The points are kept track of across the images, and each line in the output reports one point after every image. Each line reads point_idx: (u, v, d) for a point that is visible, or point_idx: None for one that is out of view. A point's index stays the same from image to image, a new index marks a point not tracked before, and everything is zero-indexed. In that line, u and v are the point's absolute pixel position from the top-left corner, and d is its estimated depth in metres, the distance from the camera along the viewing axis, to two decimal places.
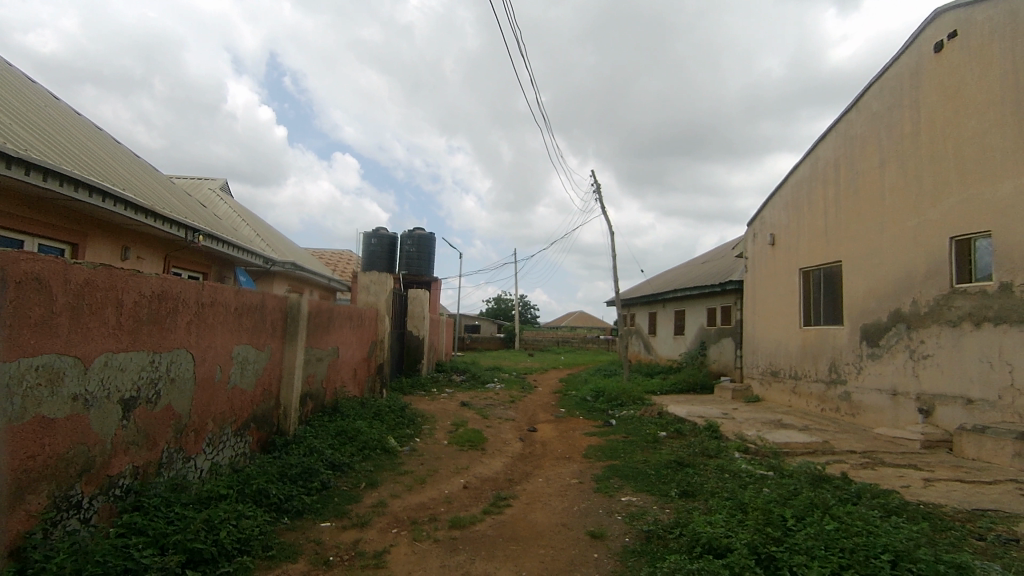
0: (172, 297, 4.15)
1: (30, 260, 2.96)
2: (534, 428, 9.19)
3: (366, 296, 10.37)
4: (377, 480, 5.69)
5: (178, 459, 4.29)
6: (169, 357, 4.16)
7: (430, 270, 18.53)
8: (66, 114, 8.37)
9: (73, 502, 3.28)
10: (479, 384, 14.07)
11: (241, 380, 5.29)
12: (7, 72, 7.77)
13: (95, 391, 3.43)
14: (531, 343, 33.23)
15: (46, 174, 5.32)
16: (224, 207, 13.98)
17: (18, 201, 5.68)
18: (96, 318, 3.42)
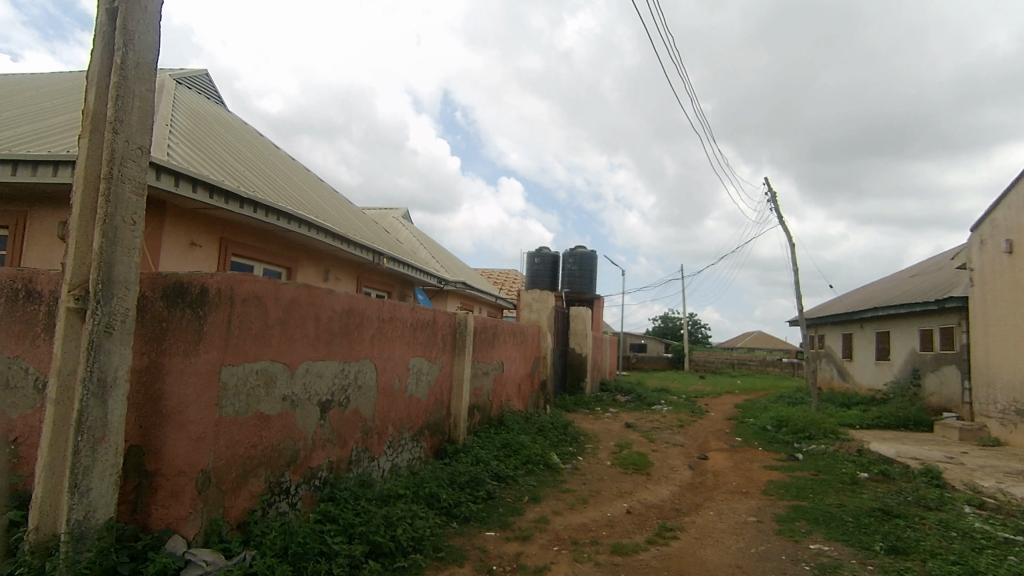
0: (359, 313, 4.67)
1: (254, 280, 3.56)
2: (706, 457, 8.53)
3: (529, 314, 10.64)
4: (539, 495, 5.73)
5: (365, 458, 4.77)
6: (356, 366, 4.67)
7: (593, 287, 18.48)
8: (284, 160, 10.07)
9: (282, 488, 3.81)
10: (644, 406, 13.55)
11: (416, 389, 5.74)
12: (244, 130, 9.59)
13: (300, 393, 3.98)
14: (702, 365, 31.11)
15: (268, 210, 6.41)
16: (406, 232, 15.57)
17: (249, 233, 6.96)
18: (300, 331, 3.97)
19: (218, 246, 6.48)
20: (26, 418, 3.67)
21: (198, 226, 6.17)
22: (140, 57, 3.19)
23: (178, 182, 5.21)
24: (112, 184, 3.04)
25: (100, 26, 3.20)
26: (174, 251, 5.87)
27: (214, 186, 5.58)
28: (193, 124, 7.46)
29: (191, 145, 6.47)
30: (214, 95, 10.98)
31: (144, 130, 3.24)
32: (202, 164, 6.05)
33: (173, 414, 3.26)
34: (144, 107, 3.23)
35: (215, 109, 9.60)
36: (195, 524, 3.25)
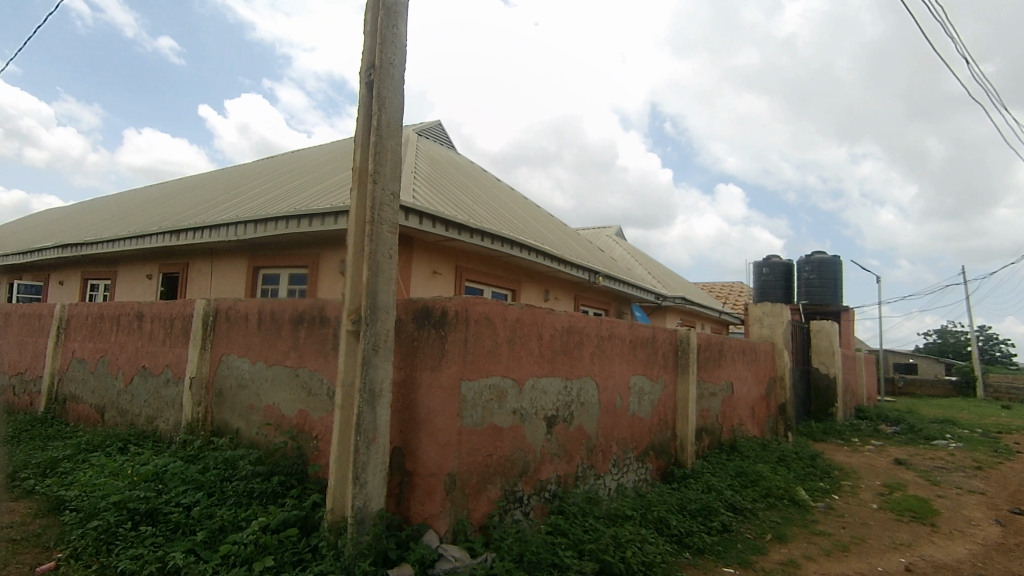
0: (578, 330, 4.76)
1: (484, 302, 3.87)
2: (1021, 511, 6.60)
3: (760, 329, 9.67)
4: (786, 535, 5.07)
5: (591, 475, 4.80)
6: (578, 384, 4.75)
7: (838, 298, 16.05)
8: (506, 191, 10.94)
9: (516, 497, 4.04)
10: (920, 439, 11.14)
11: (639, 408, 5.61)
12: (472, 169, 10.71)
13: (527, 407, 4.19)
14: (1005, 391, 24.45)
15: (494, 238, 7.00)
16: (620, 249, 15.58)
17: (479, 260, 7.69)
18: (525, 349, 4.20)
19: (455, 273, 7.29)
20: (322, 418, 4.55)
21: (439, 256, 7.03)
22: (391, 117, 3.78)
23: (422, 219, 6.01)
24: (374, 226, 3.63)
25: (362, 98, 3.87)
26: (421, 279, 6.78)
27: (449, 220, 6.31)
28: (432, 168, 8.59)
29: (431, 187, 7.44)
30: (447, 141, 12.53)
31: (397, 178, 3.80)
32: (440, 202, 6.90)
33: (424, 421, 3.71)
34: (395, 159, 3.81)
35: (448, 153, 10.93)
36: (445, 522, 3.62)
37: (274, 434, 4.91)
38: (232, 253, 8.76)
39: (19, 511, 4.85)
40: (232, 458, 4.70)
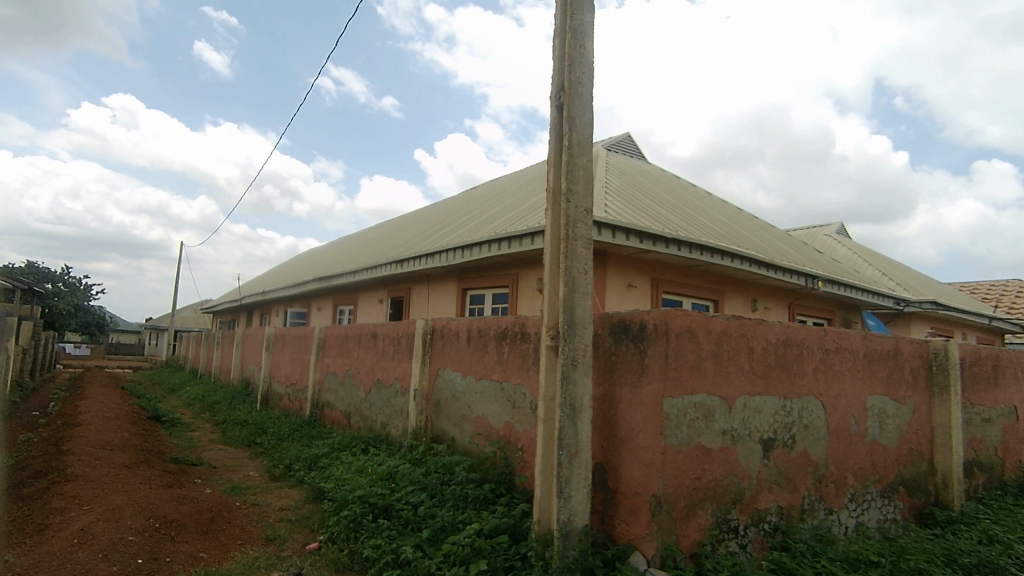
0: (796, 343, 4.21)
1: (685, 314, 3.65)
2: None
3: None
4: None
5: (821, 510, 4.18)
6: (800, 404, 4.19)
7: None
8: (702, 196, 10.34)
9: (731, 526, 3.68)
10: None
11: (881, 435, 4.74)
12: (664, 177, 10.36)
13: (739, 428, 3.81)
14: None
15: (692, 247, 6.62)
16: (843, 249, 13.59)
17: (676, 270, 7.35)
18: (734, 365, 3.84)
19: (651, 285, 7.07)
20: (526, 431, 4.74)
21: (634, 269, 6.89)
22: (582, 135, 3.82)
23: (614, 233, 5.97)
24: (569, 244, 3.69)
25: (553, 121, 4.00)
26: (616, 293, 6.71)
27: (643, 231, 6.16)
28: (622, 181, 8.52)
29: (622, 199, 7.37)
30: (636, 152, 12.35)
31: (589, 194, 3.82)
32: (632, 214, 6.78)
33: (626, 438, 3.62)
34: (587, 176, 3.83)
35: (638, 164, 10.75)
36: (652, 545, 3.45)
37: (484, 444, 5.25)
38: (444, 277, 9.74)
39: (294, 497, 5.96)
40: (449, 464, 5.15)
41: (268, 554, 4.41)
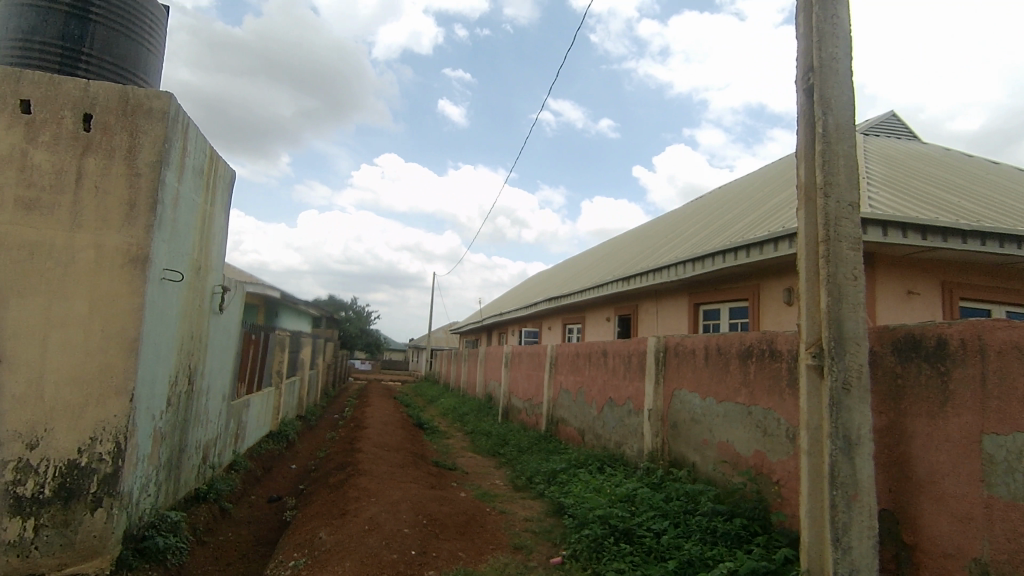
0: None
1: (1010, 324, 2.72)
2: None
3: None
4: None
5: None
6: None
7: None
8: (1011, 175, 8.10)
9: None
10: None
11: None
12: (949, 158, 8.42)
13: None
14: None
15: (1004, 239, 5.17)
16: None
17: (978, 271, 5.83)
18: None
19: (941, 290, 5.72)
20: (783, 462, 4.16)
21: (915, 272, 5.65)
22: (839, 119, 3.27)
23: (886, 230, 4.98)
24: (830, 245, 3.15)
25: (801, 108, 3.50)
26: (892, 302, 5.58)
27: (927, 225, 5.02)
28: (889, 168, 7.15)
29: (892, 190, 6.16)
30: (905, 132, 10.32)
31: (854, 186, 3.23)
32: (908, 206, 5.61)
33: (923, 479, 3.02)
34: (850, 165, 3.25)
35: (909, 146, 8.96)
36: None
37: (731, 473, 4.78)
38: (674, 292, 9.34)
39: (536, 508, 6.22)
40: (692, 492, 4.79)
41: (516, 561, 4.62)
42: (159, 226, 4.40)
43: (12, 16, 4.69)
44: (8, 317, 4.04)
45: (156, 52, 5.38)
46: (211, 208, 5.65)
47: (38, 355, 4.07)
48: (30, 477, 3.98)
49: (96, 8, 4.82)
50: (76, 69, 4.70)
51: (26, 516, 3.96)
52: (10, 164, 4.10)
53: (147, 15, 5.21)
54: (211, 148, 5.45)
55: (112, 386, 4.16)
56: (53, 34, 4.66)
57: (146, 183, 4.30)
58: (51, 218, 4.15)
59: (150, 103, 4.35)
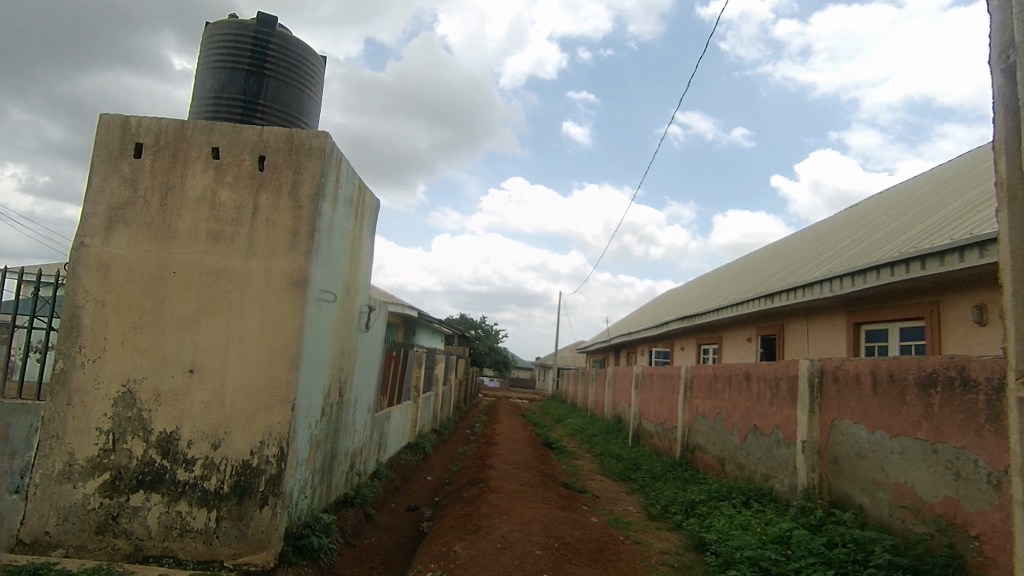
0: None
1: None
2: None
3: None
4: None
5: None
6: None
7: None
8: None
9: None
10: None
11: None
12: None
13: None
14: None
15: None
16: None
17: None
18: None
19: None
20: (986, 515, 3.46)
21: None
22: None
23: None
24: None
25: None
26: None
27: None
28: None
29: None
30: None
31: None
32: None
33: None
34: None
35: None
36: None
37: (913, 522, 4.08)
38: (828, 310, 8.39)
39: (674, 541, 5.82)
40: (862, 539, 4.16)
41: None
42: (316, 251, 4.86)
43: (205, 77, 5.52)
44: (199, 333, 4.68)
45: (315, 98, 6.05)
46: (359, 234, 6.15)
47: (221, 366, 4.66)
48: (213, 473, 4.54)
49: (270, 64, 5.54)
50: (255, 118, 5.41)
51: (209, 508, 4.50)
52: (203, 202, 4.79)
53: (309, 66, 5.89)
54: (360, 179, 5.95)
55: (277, 396, 4.63)
56: (237, 89, 5.40)
57: (307, 214, 4.78)
58: (233, 246, 4.76)
59: (310, 142, 4.85)
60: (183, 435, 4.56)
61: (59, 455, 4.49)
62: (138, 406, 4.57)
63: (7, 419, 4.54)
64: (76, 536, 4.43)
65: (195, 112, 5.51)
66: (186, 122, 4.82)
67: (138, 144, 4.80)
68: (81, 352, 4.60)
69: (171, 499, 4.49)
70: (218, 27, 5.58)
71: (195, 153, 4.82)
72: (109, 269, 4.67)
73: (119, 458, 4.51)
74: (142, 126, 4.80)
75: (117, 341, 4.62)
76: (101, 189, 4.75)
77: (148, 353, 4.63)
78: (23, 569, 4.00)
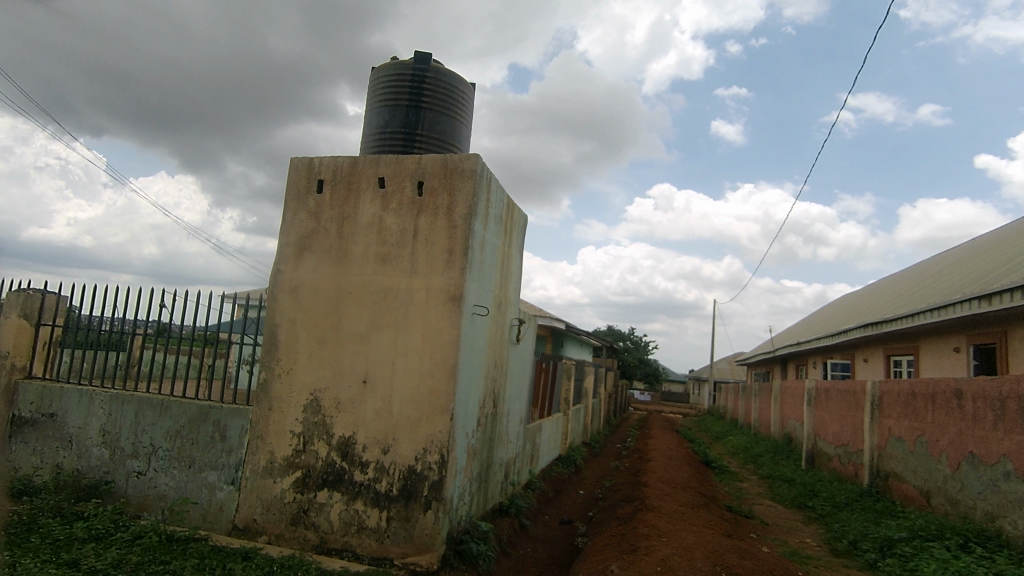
0: None
1: None
2: None
3: None
4: None
5: None
6: None
7: None
8: None
9: None
10: None
11: None
12: None
13: None
14: None
15: None
16: None
17: None
18: None
19: None
20: None
21: None
22: None
23: None
24: None
25: None
26: None
27: None
28: None
29: None
30: None
31: None
32: None
33: None
34: None
35: None
36: None
37: None
38: None
39: None
40: None
41: None
42: (470, 268, 5.09)
43: (373, 116, 6.10)
44: (371, 347, 5.13)
45: (466, 125, 6.38)
46: (509, 250, 6.32)
47: (389, 377, 5.04)
48: (384, 476, 4.91)
49: (426, 98, 5.97)
50: (413, 148, 5.84)
51: (381, 508, 4.87)
52: (372, 227, 5.27)
53: (460, 95, 6.25)
54: (508, 197, 6.13)
55: (438, 406, 4.89)
56: (399, 123, 5.90)
57: (461, 233, 5.03)
58: (398, 266, 5.16)
59: (463, 164, 5.11)
60: (359, 440, 5.01)
61: (263, 453, 5.19)
62: (323, 412, 5.12)
63: (225, 421, 5.36)
64: (276, 524, 5.06)
65: (364, 148, 6.11)
66: (357, 157, 5.37)
67: (320, 180, 5.44)
68: (278, 364, 5.29)
69: (349, 498, 4.94)
70: (382, 71, 6.16)
71: (365, 183, 5.33)
72: (299, 291, 5.33)
73: (308, 458, 5.08)
74: (323, 164, 5.44)
75: (306, 354, 5.24)
76: (291, 222, 5.45)
77: (330, 365, 5.18)
78: (237, 551, 4.66)
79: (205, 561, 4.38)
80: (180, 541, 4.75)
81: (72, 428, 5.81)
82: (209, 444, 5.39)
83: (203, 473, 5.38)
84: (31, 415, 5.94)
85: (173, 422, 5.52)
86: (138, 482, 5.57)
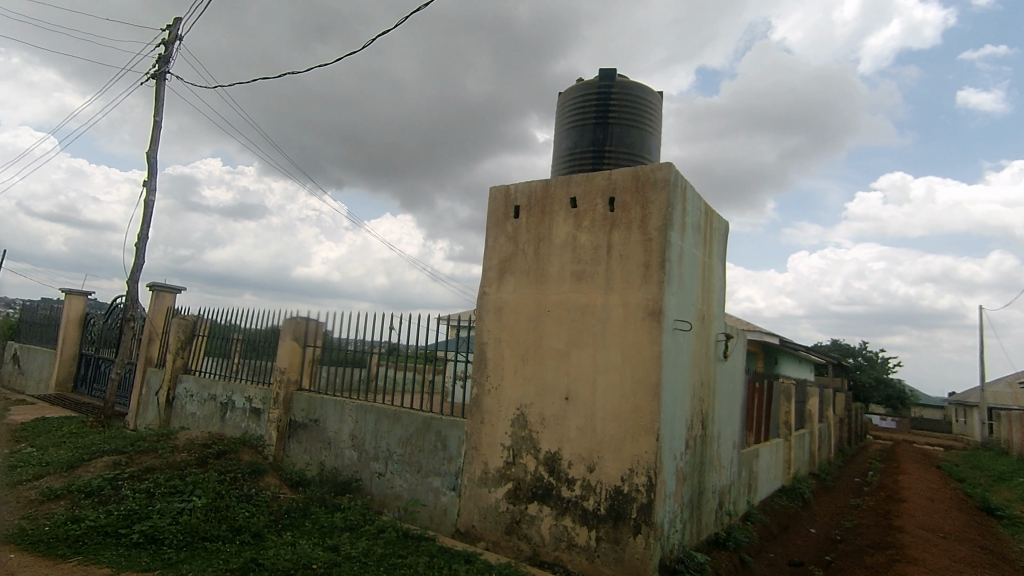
0: None
1: None
2: None
3: None
4: None
5: None
6: None
7: None
8: None
9: None
10: None
11: None
12: None
13: None
14: None
15: None
16: None
17: None
18: None
19: None
20: None
21: None
22: None
23: None
24: None
25: None
26: None
27: None
28: None
29: None
30: None
31: None
32: None
33: None
34: None
35: None
36: None
37: None
38: None
39: None
40: None
41: None
42: (669, 281, 4.86)
43: (562, 138, 6.26)
44: (572, 364, 5.18)
45: (656, 135, 6.19)
46: (710, 260, 5.91)
47: (591, 395, 5.03)
48: (591, 494, 4.87)
49: (614, 113, 5.95)
50: (604, 164, 5.83)
51: (590, 526, 4.83)
52: (567, 247, 5.36)
53: (648, 105, 6.10)
54: (706, 204, 5.76)
55: (643, 425, 4.71)
56: (588, 142, 5.96)
57: (657, 245, 4.84)
58: (594, 284, 5.16)
59: (655, 175, 4.94)
60: (565, 456, 5.06)
61: (479, 463, 5.55)
62: (530, 427, 5.30)
63: (445, 431, 5.88)
64: (492, 532, 5.35)
65: (556, 170, 6.29)
66: (550, 180, 5.54)
67: (517, 206, 5.74)
68: (487, 380, 5.64)
69: (559, 513, 5.00)
70: (569, 94, 6.32)
71: (558, 205, 5.47)
72: (502, 311, 5.65)
73: (518, 470, 5.30)
74: (518, 191, 5.74)
75: (511, 371, 5.50)
76: (493, 248, 5.83)
77: (534, 382, 5.36)
78: (461, 553, 5.02)
79: (433, 559, 4.80)
80: (413, 538, 5.29)
81: (330, 432, 6.92)
82: (434, 452, 5.95)
83: (429, 478, 5.95)
84: (302, 420, 7.24)
85: (404, 431, 6.23)
86: (379, 482, 6.38)
